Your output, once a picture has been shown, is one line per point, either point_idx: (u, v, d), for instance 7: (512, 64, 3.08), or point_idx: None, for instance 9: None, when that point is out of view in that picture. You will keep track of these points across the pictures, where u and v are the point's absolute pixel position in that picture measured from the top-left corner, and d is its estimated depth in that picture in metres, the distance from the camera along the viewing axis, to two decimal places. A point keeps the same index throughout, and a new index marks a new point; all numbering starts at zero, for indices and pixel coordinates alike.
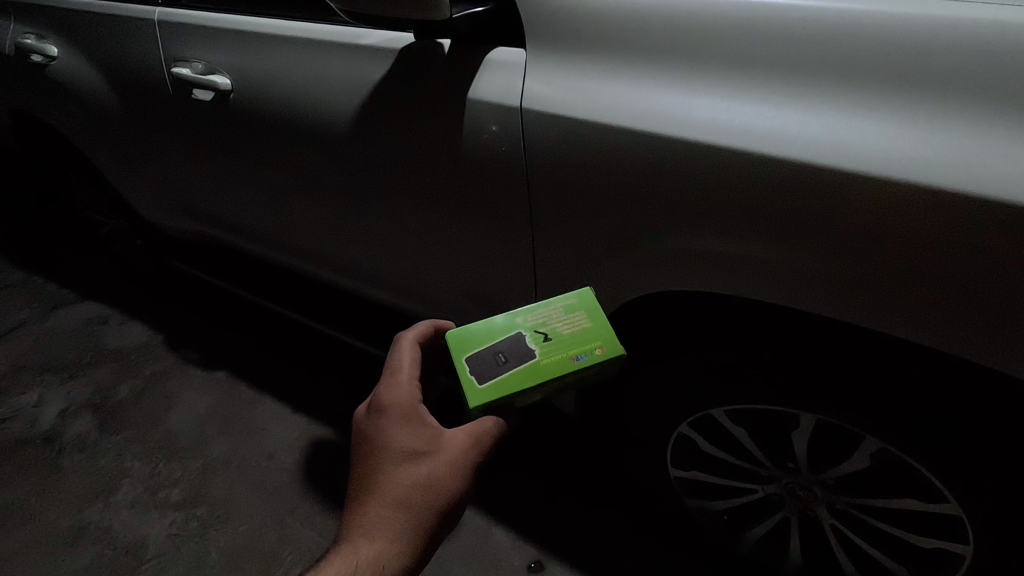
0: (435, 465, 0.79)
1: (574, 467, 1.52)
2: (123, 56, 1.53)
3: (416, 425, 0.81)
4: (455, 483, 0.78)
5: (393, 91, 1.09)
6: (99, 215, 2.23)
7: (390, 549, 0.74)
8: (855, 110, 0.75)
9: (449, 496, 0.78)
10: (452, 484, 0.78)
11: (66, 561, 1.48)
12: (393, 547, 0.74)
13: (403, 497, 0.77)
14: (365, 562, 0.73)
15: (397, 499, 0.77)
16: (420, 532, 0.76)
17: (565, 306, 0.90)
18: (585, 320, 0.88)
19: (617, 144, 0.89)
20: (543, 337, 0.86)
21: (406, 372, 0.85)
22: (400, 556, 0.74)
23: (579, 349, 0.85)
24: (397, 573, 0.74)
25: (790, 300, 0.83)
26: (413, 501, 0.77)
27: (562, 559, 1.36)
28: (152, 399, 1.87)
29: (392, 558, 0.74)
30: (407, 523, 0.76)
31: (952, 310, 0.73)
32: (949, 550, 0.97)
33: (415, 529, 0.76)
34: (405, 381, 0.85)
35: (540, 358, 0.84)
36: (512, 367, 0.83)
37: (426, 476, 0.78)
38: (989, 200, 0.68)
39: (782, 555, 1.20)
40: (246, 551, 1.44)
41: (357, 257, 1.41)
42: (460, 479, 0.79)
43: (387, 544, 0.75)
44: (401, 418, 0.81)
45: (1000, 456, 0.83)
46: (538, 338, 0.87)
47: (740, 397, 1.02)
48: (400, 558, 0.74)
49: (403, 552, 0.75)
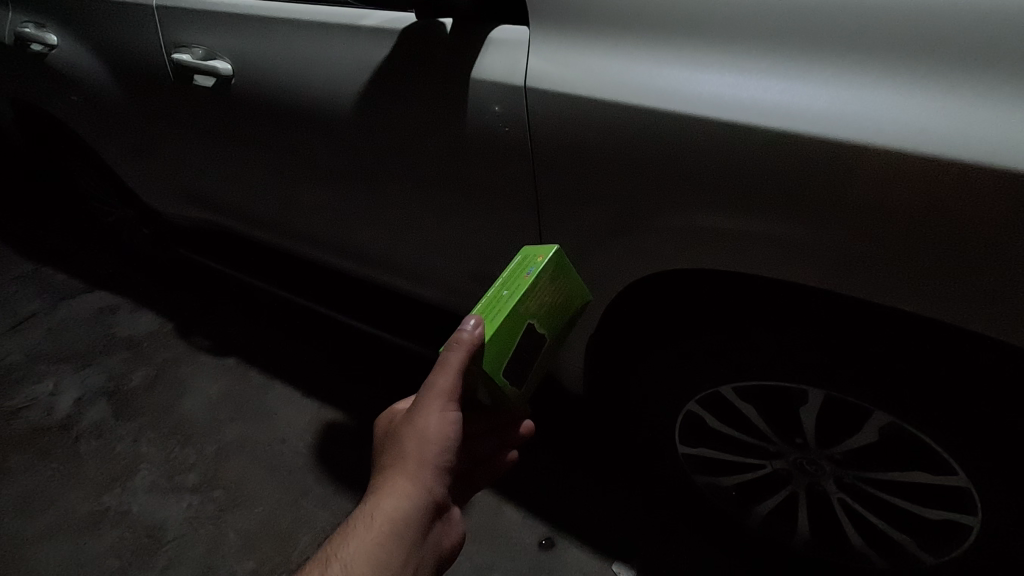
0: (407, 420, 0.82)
1: (581, 447, 1.54)
2: (122, 44, 1.52)
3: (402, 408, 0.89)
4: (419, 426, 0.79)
5: (397, 68, 1.08)
6: (105, 201, 2.23)
7: (374, 501, 0.78)
8: (875, 79, 0.73)
9: (416, 438, 0.79)
10: (416, 427, 0.79)
11: (88, 542, 1.51)
12: (375, 498, 0.78)
13: (386, 457, 0.82)
14: (359, 518, 0.78)
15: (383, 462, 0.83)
16: (399, 479, 0.78)
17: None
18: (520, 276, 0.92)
19: (621, 119, 0.88)
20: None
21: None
22: (382, 504, 0.77)
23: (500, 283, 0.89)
24: (381, 518, 0.76)
25: (803, 275, 0.83)
26: (392, 456, 0.81)
27: (572, 537, 1.38)
28: (166, 385, 1.90)
29: (376, 508, 0.77)
30: (388, 475, 0.79)
31: (969, 281, 0.72)
32: (959, 521, 0.97)
33: (394, 477, 0.78)
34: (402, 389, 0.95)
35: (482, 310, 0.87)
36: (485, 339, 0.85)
37: (399, 432, 0.82)
38: (997, 177, 0.67)
39: (789, 530, 1.22)
40: (265, 530, 1.48)
41: (364, 241, 1.41)
42: (423, 420, 0.79)
43: (373, 497, 0.78)
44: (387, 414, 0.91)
45: (1009, 426, 0.84)
46: None
47: (747, 374, 1.02)
48: (383, 503, 0.77)
49: (384, 498, 0.77)
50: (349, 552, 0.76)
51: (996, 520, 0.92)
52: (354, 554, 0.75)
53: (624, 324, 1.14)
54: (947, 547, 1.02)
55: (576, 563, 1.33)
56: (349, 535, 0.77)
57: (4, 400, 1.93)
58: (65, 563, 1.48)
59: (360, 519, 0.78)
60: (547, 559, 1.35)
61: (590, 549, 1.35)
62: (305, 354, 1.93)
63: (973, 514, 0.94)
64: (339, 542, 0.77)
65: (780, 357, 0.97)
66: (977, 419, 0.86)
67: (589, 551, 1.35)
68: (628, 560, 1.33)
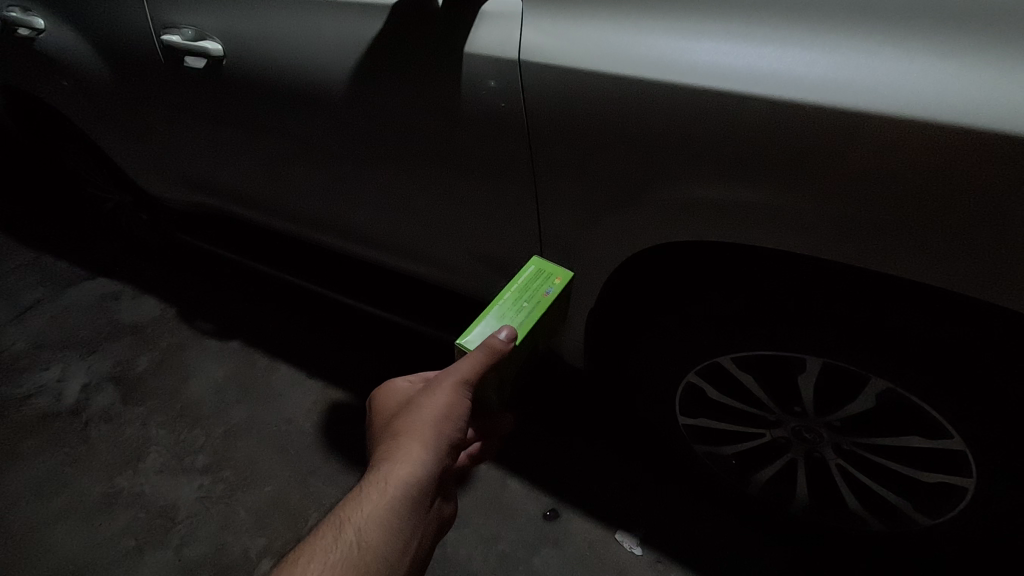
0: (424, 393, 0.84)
1: (584, 420, 1.56)
2: (110, 26, 1.50)
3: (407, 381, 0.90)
4: (439, 401, 0.81)
5: (389, 43, 1.06)
6: (101, 188, 2.21)
7: (388, 468, 0.78)
8: (872, 44, 0.73)
9: (435, 411, 0.81)
10: (436, 401, 0.81)
11: (103, 523, 1.55)
12: (389, 464, 0.78)
13: (399, 424, 0.82)
14: (372, 481, 0.78)
15: (394, 428, 0.83)
16: (414, 449, 0.79)
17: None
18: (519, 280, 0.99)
19: (618, 91, 0.87)
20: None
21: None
22: (397, 472, 0.78)
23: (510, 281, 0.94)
24: (397, 485, 0.77)
25: (799, 244, 0.83)
26: (406, 424, 0.82)
27: (575, 507, 1.41)
28: (172, 369, 1.91)
29: (389, 475, 0.78)
30: (402, 442, 0.80)
31: (965, 246, 0.73)
32: (954, 484, 0.99)
33: (410, 446, 0.79)
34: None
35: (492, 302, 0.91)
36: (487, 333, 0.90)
37: (416, 405, 0.83)
38: (995, 139, 0.67)
39: (786, 497, 1.24)
40: (275, 508, 1.51)
41: (362, 220, 1.41)
42: (442, 396, 0.82)
43: (387, 464, 0.79)
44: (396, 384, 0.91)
45: (1002, 388, 0.85)
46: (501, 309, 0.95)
47: (747, 345, 1.03)
48: (398, 469, 0.78)
49: (399, 464, 0.78)
50: (361, 515, 0.76)
51: (992, 481, 0.93)
52: (368, 517, 0.76)
53: (625, 298, 1.15)
54: (941, 509, 1.04)
55: (580, 533, 1.36)
56: (361, 498, 0.77)
57: (13, 387, 1.95)
58: (81, 543, 1.52)
59: (373, 483, 0.78)
60: (551, 530, 1.38)
61: (593, 519, 1.38)
62: (308, 336, 1.94)
63: (968, 477, 0.96)
64: (351, 505, 0.77)
65: (777, 328, 0.98)
66: (973, 383, 0.87)
67: (592, 521, 1.38)
68: (631, 528, 1.36)
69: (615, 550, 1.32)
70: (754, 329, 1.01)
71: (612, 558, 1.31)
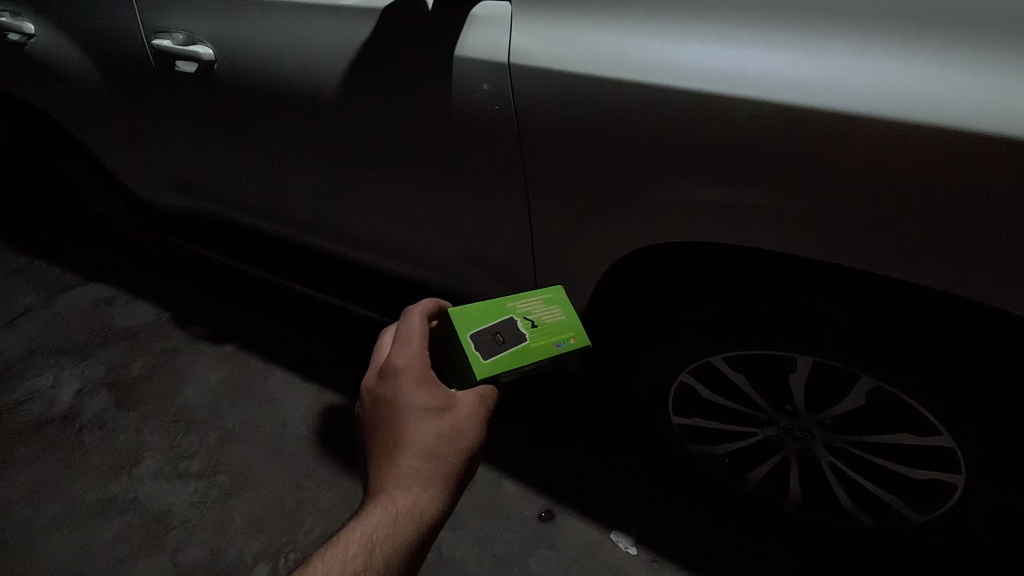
0: (456, 418, 0.80)
1: (578, 421, 1.56)
2: (102, 31, 1.49)
3: (426, 384, 0.81)
4: (473, 431, 0.80)
5: (380, 46, 1.07)
6: (93, 192, 2.20)
7: (423, 498, 0.74)
8: (855, 46, 0.74)
9: (469, 442, 0.79)
10: (469, 431, 0.80)
11: (97, 530, 1.54)
12: (426, 494, 0.75)
13: (432, 446, 0.77)
14: (404, 509, 0.73)
15: (424, 449, 0.77)
16: (450, 482, 0.77)
17: (544, 299, 1.01)
18: (562, 311, 1.00)
19: (607, 94, 0.88)
20: (531, 324, 0.96)
21: (417, 337, 0.86)
22: (432, 504, 0.75)
23: (560, 337, 0.95)
24: (433, 519, 0.74)
25: (787, 244, 0.83)
26: (438, 449, 0.77)
27: (570, 508, 1.41)
28: (166, 374, 1.91)
29: (425, 506, 0.74)
30: (435, 471, 0.76)
31: (951, 244, 0.73)
32: (945, 481, 1.00)
33: (446, 478, 0.77)
34: (415, 344, 0.85)
35: (529, 349, 0.92)
36: (502, 348, 0.90)
37: (450, 430, 0.79)
38: (978, 139, 0.68)
39: (780, 496, 1.24)
40: (270, 513, 1.51)
41: (354, 224, 1.41)
42: (475, 427, 0.81)
43: (422, 493, 0.75)
44: (417, 380, 0.81)
45: (988, 384, 0.86)
46: (524, 329, 0.95)
47: (739, 344, 1.04)
48: (433, 503, 0.75)
49: (437, 498, 0.75)
50: (393, 545, 0.71)
51: (981, 477, 0.94)
52: (398, 550, 0.72)
53: (618, 300, 1.15)
54: (933, 506, 1.05)
55: (576, 533, 1.36)
56: (392, 529, 0.72)
57: (4, 393, 1.93)
58: (74, 550, 1.50)
59: (405, 512, 0.73)
60: (546, 531, 1.38)
61: (587, 519, 1.39)
62: (303, 340, 1.94)
63: (959, 473, 0.97)
64: (379, 532, 0.71)
65: (768, 327, 0.99)
66: (962, 381, 0.88)
67: (588, 521, 1.38)
68: (626, 528, 1.36)
69: (612, 551, 1.32)
70: (745, 328, 1.01)
71: (607, 559, 1.31)
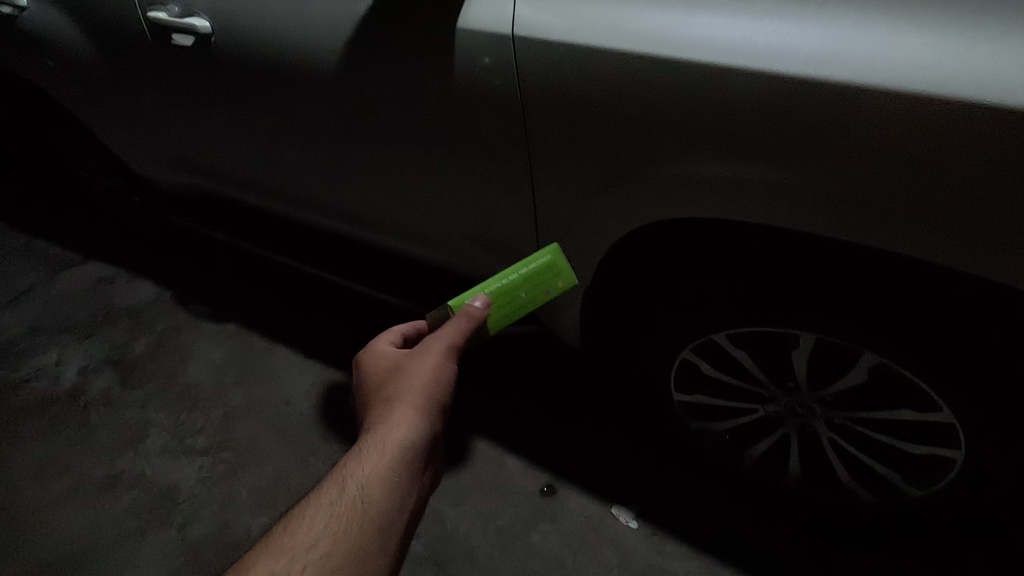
0: (412, 357, 0.85)
1: (579, 398, 1.58)
2: (97, 4, 1.46)
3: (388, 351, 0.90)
4: (427, 365, 0.83)
5: (381, 17, 1.04)
6: (89, 168, 2.18)
7: (383, 431, 0.77)
8: (871, 17, 0.72)
9: (429, 374, 0.82)
10: (427, 365, 0.83)
11: (104, 505, 1.56)
12: (386, 426, 0.77)
13: (392, 390, 0.83)
14: (368, 444, 0.77)
15: (386, 396, 0.83)
16: (407, 411, 0.79)
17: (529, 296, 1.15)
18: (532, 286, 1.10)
19: (612, 68, 0.86)
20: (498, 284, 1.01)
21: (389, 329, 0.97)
22: (392, 433, 0.77)
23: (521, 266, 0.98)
24: (394, 445, 0.75)
25: (794, 220, 0.82)
26: (399, 390, 0.82)
27: (571, 483, 1.43)
28: (169, 352, 1.92)
29: (387, 435, 0.76)
30: (395, 406, 0.80)
31: (961, 219, 0.73)
32: (945, 456, 1.01)
33: (404, 410, 0.79)
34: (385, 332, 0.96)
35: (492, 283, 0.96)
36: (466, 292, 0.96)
37: (405, 372, 0.84)
38: (989, 112, 0.67)
39: (781, 472, 1.26)
40: (276, 487, 1.53)
41: (355, 201, 1.40)
42: (435, 359, 0.83)
43: (383, 426, 0.78)
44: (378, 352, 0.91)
45: (990, 360, 0.86)
46: None
47: (741, 321, 1.04)
48: (395, 430, 0.77)
49: (395, 428, 0.77)
50: (361, 475, 0.74)
51: (981, 451, 0.95)
52: (367, 478, 0.73)
53: (619, 275, 1.15)
54: (934, 480, 1.06)
55: (578, 508, 1.39)
56: (360, 459, 0.75)
57: (9, 372, 1.94)
58: (81, 525, 1.53)
59: (370, 446, 0.76)
60: (546, 506, 1.40)
61: (587, 495, 1.41)
62: (306, 318, 1.95)
63: (961, 448, 0.97)
64: (349, 465, 0.75)
65: (771, 304, 0.99)
66: (961, 360, 0.88)
67: (590, 496, 1.40)
68: (626, 503, 1.38)
69: (613, 525, 1.35)
70: (749, 304, 1.01)
71: (608, 532, 1.34)
